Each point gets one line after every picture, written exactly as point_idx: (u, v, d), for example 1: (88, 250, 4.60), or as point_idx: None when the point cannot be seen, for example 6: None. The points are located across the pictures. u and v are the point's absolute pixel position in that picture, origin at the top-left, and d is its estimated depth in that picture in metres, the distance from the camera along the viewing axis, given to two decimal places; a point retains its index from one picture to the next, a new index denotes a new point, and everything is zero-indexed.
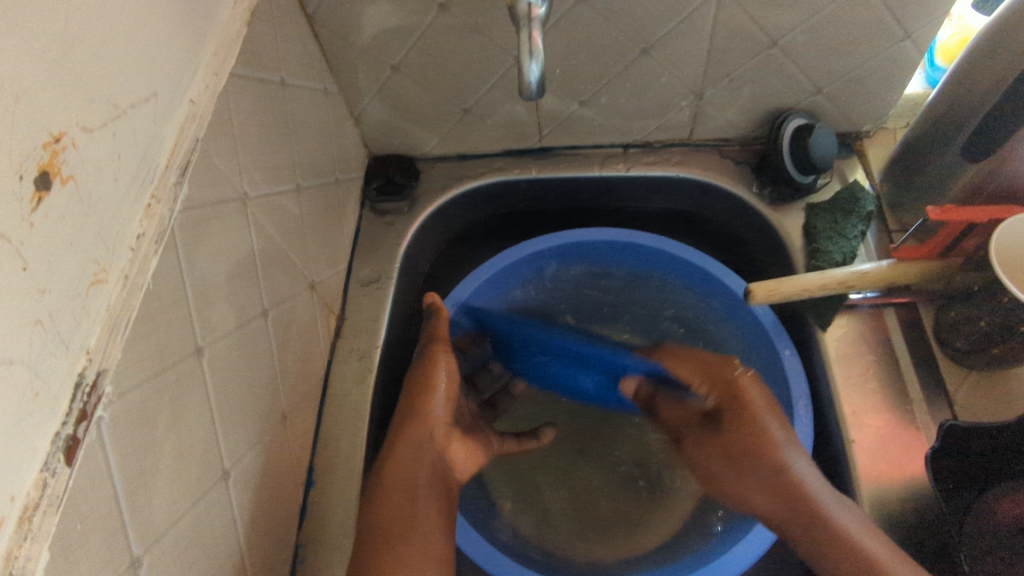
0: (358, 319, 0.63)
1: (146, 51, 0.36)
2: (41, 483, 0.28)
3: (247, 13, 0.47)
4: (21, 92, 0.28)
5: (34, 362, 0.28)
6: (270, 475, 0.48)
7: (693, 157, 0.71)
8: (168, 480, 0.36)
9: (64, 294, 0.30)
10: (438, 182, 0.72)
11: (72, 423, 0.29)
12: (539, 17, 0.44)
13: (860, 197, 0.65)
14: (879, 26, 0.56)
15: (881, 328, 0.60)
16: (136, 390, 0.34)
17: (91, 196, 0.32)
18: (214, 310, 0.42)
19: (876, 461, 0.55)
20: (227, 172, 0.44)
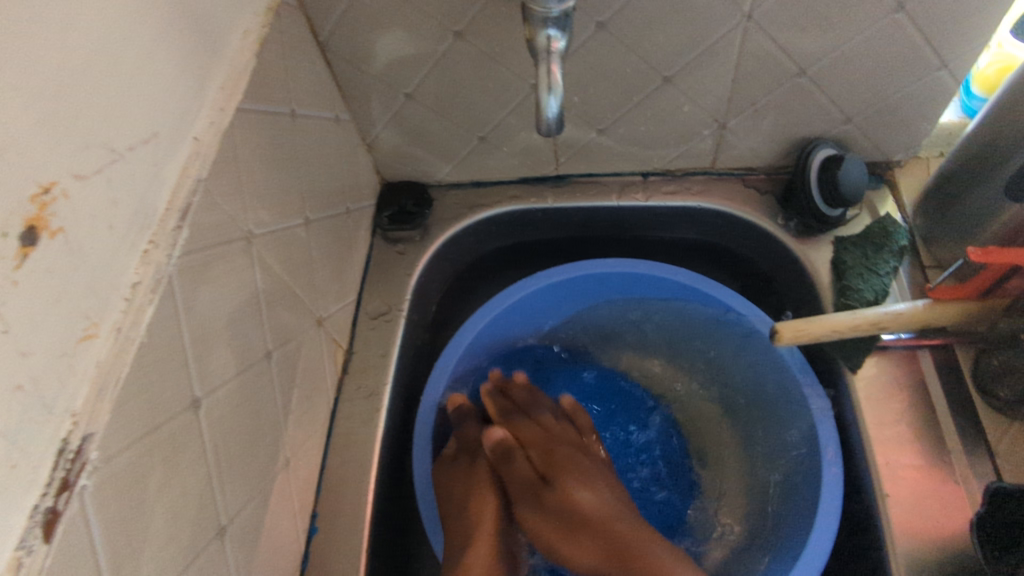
0: (366, 354, 0.61)
1: (147, 90, 0.35)
2: (15, 564, 0.26)
3: (257, 44, 0.45)
4: (7, 141, 0.26)
5: (12, 432, 0.26)
6: (270, 526, 0.46)
7: (716, 186, 0.69)
8: (158, 544, 0.34)
9: (50, 354, 0.28)
10: (451, 210, 0.70)
11: (52, 495, 0.28)
12: (558, 50, 0.42)
13: (892, 230, 0.63)
14: (914, 55, 0.54)
15: (915, 371, 0.57)
16: (126, 452, 0.32)
17: (82, 246, 0.30)
18: (214, 357, 0.40)
19: (912, 516, 0.52)
20: (231, 210, 0.42)
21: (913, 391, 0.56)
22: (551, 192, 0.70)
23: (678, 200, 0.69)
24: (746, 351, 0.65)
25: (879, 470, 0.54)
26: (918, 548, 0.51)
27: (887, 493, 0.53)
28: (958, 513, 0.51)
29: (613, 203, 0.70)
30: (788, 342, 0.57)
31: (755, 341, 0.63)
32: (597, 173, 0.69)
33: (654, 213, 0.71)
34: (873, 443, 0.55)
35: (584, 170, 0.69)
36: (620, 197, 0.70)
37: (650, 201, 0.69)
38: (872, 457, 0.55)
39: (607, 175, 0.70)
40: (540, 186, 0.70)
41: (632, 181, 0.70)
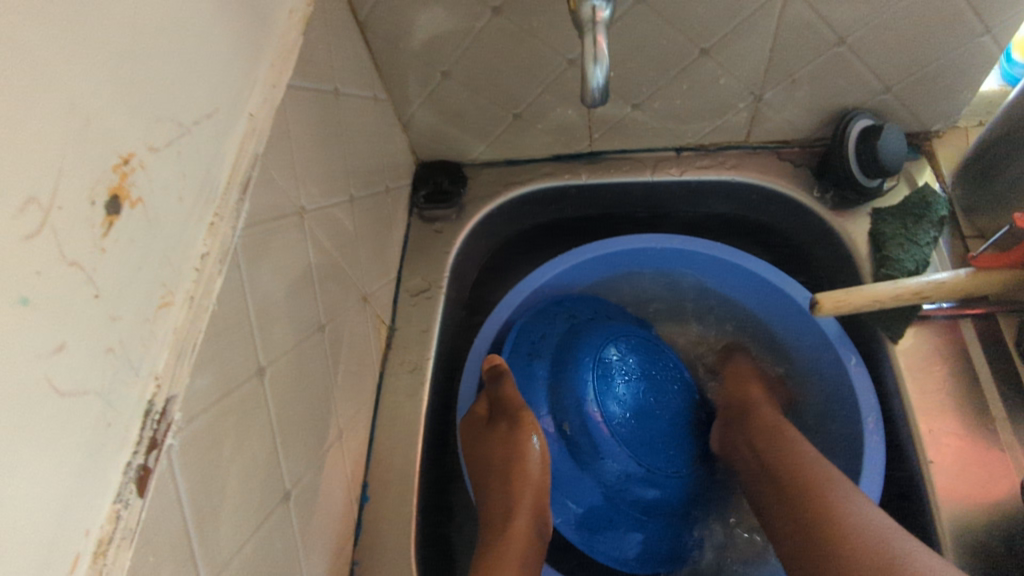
0: (408, 330, 0.62)
1: (209, 67, 0.36)
2: (114, 516, 0.27)
3: (302, 22, 0.45)
4: (91, 114, 0.27)
5: (106, 391, 0.27)
6: (326, 494, 0.47)
7: (751, 160, 0.69)
8: (234, 503, 0.35)
9: (135, 320, 0.29)
10: (486, 189, 0.71)
11: (143, 453, 0.29)
12: (603, 20, 0.42)
13: (931, 200, 0.62)
14: (956, 20, 0.53)
15: (957, 339, 0.56)
16: (203, 416, 0.33)
17: (158, 217, 0.31)
18: (275, 327, 0.41)
19: (956, 481, 0.52)
20: (286, 186, 0.43)
21: (956, 360, 0.56)
22: (585, 169, 0.70)
23: (712, 174, 0.69)
24: (784, 321, 0.65)
25: (922, 438, 0.54)
26: (963, 512, 0.51)
27: (931, 460, 0.53)
28: (1005, 478, 0.51)
29: (647, 178, 0.70)
30: (829, 312, 0.57)
31: (793, 312, 0.63)
32: (630, 148, 0.70)
33: (689, 188, 0.71)
34: (917, 412, 0.55)
35: (617, 146, 0.69)
36: (653, 173, 0.70)
37: (684, 176, 0.69)
38: (914, 425, 0.55)
39: (641, 151, 0.70)
40: (573, 163, 0.71)
41: (665, 156, 0.70)
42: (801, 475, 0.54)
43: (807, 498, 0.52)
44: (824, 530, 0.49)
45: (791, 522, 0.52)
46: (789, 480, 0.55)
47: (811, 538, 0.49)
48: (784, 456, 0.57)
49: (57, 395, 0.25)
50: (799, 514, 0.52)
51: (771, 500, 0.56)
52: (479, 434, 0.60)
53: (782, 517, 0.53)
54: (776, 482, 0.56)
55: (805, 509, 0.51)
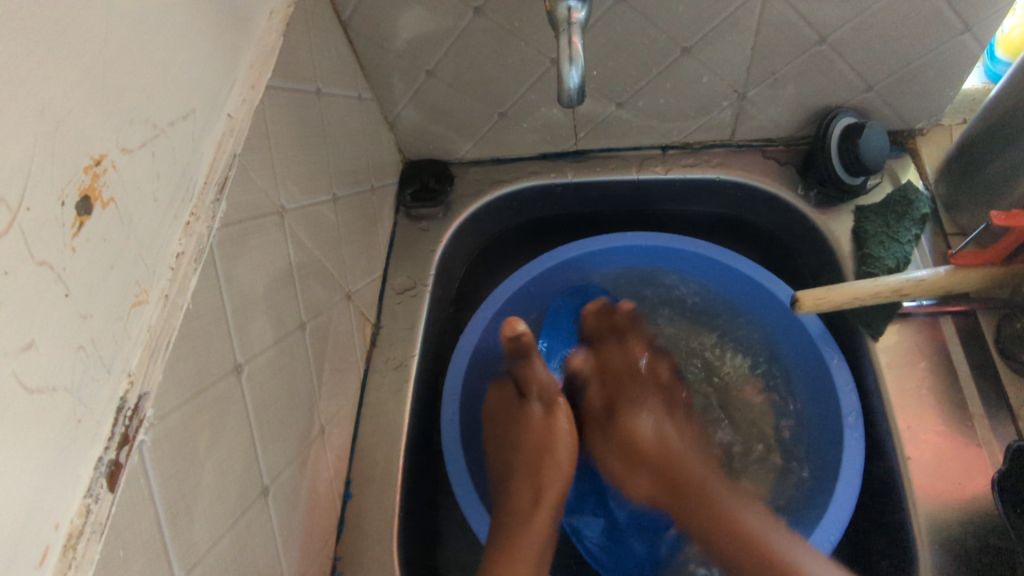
0: (394, 328, 0.63)
1: (185, 69, 0.36)
2: (85, 510, 0.28)
3: (283, 24, 0.46)
4: (61, 116, 0.28)
5: (77, 387, 0.28)
6: (307, 490, 0.48)
7: (735, 158, 0.69)
8: (210, 497, 0.36)
9: (106, 318, 0.30)
10: (473, 187, 0.71)
11: (114, 448, 0.30)
12: (578, 21, 0.43)
13: (913, 198, 0.63)
14: (936, 18, 0.53)
15: (937, 337, 0.57)
16: (177, 412, 0.34)
17: (131, 217, 0.32)
18: (254, 325, 0.41)
19: (933, 479, 0.52)
20: (265, 186, 0.44)
21: (936, 358, 0.56)
22: (571, 167, 0.71)
23: (697, 172, 0.69)
24: (768, 319, 0.66)
25: (901, 435, 0.55)
26: (940, 509, 0.51)
27: (909, 456, 0.54)
28: (980, 473, 0.52)
29: (633, 176, 0.70)
30: (811, 309, 0.58)
31: (776, 310, 0.63)
32: (616, 147, 0.70)
33: (675, 186, 0.71)
34: (896, 410, 0.56)
35: (603, 145, 0.70)
36: (639, 171, 0.70)
37: (669, 174, 0.70)
38: (894, 422, 0.55)
39: (627, 149, 0.70)
40: (559, 161, 0.71)
41: (651, 155, 0.70)
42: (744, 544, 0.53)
43: (760, 561, 0.51)
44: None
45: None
46: (733, 548, 0.53)
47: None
48: (691, 483, 0.59)
49: (25, 391, 0.25)
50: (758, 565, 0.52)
51: (728, 557, 0.54)
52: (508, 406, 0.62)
53: (730, 555, 0.54)
54: (689, 520, 0.57)
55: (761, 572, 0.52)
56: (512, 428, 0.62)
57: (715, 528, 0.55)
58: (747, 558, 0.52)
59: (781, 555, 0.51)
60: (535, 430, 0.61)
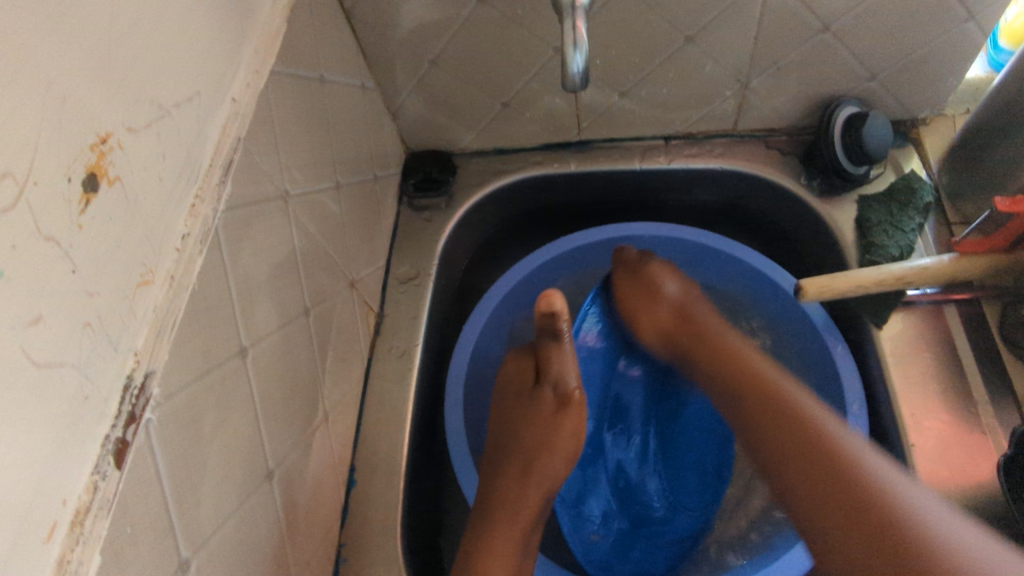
0: (397, 317, 0.63)
1: (190, 51, 0.36)
2: (92, 486, 0.28)
3: (287, 8, 0.46)
4: (68, 93, 0.27)
5: (84, 365, 0.28)
6: (312, 475, 0.48)
7: (738, 148, 0.69)
8: (216, 478, 0.36)
9: (113, 297, 0.30)
10: (476, 178, 0.71)
11: (121, 426, 0.29)
12: (583, 6, 0.43)
13: (917, 187, 0.63)
14: (940, 5, 0.53)
15: (941, 325, 0.57)
16: (183, 392, 0.34)
17: (136, 196, 0.32)
18: (258, 309, 0.41)
19: (938, 466, 0.52)
20: (269, 170, 0.44)
21: (939, 345, 0.56)
22: (574, 157, 0.71)
23: (700, 162, 0.69)
24: (770, 308, 0.66)
25: (905, 423, 0.54)
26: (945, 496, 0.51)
27: (913, 443, 0.53)
28: (984, 460, 0.52)
29: (636, 167, 0.70)
30: (814, 297, 0.58)
31: (779, 299, 0.63)
32: (618, 137, 0.70)
33: (677, 176, 0.71)
34: (900, 398, 0.55)
35: (605, 135, 0.69)
36: (641, 161, 0.70)
37: (672, 164, 0.70)
38: (897, 410, 0.55)
39: (629, 139, 0.70)
40: (562, 152, 0.71)
41: (653, 145, 0.70)
42: (794, 434, 0.44)
43: (847, 493, 0.39)
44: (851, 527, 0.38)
45: (820, 512, 0.40)
46: (811, 489, 0.41)
47: (873, 556, 0.36)
48: (750, 403, 0.48)
49: (33, 366, 0.25)
50: (844, 504, 0.39)
51: (790, 492, 0.42)
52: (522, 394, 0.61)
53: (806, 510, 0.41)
54: (758, 442, 0.46)
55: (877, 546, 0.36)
56: (518, 419, 0.60)
57: (791, 446, 0.43)
58: (811, 445, 0.42)
59: (846, 454, 0.41)
60: (538, 422, 0.59)
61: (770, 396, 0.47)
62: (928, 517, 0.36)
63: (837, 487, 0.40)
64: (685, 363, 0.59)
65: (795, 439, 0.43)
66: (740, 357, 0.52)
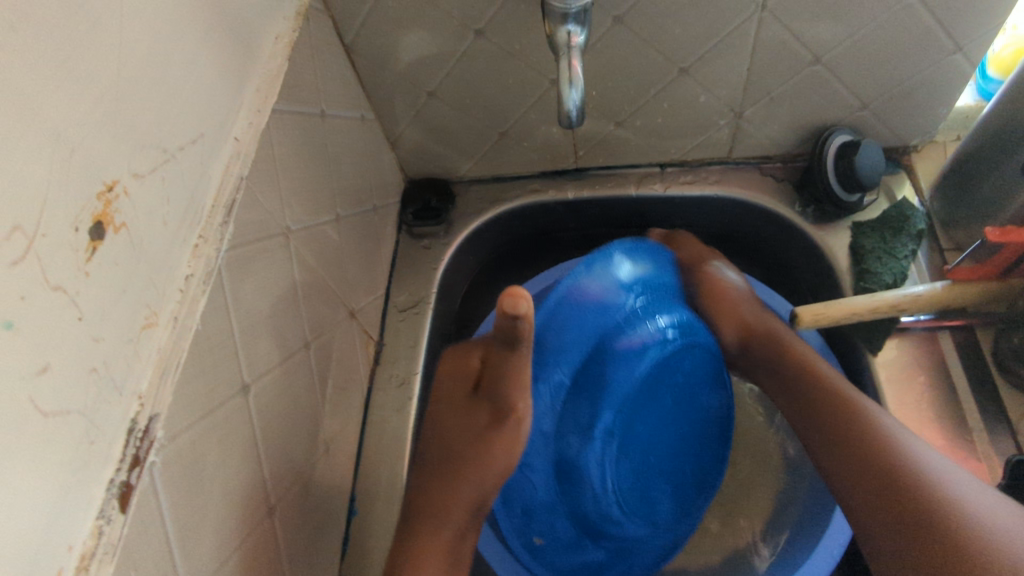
0: (396, 345, 0.63)
1: (194, 94, 0.37)
2: (97, 531, 0.28)
3: (288, 48, 0.47)
4: (76, 144, 0.28)
5: (90, 410, 0.28)
6: (312, 507, 0.48)
7: (733, 175, 0.70)
8: (218, 516, 0.36)
9: (117, 341, 0.30)
10: (475, 205, 0.72)
11: (125, 469, 0.30)
12: (578, 44, 0.44)
13: (910, 214, 0.63)
14: (928, 38, 0.54)
15: (936, 351, 0.57)
16: (187, 432, 0.34)
17: (142, 240, 0.32)
18: (260, 345, 0.42)
19: None
20: (271, 208, 0.45)
21: (933, 371, 0.57)
22: (571, 185, 0.72)
23: (695, 189, 0.70)
24: None
25: None
26: None
27: None
28: None
29: (632, 194, 0.71)
30: (810, 324, 0.58)
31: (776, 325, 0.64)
32: (614, 165, 0.71)
33: (673, 203, 0.72)
34: (896, 423, 0.56)
35: (602, 162, 0.70)
36: (637, 189, 0.71)
37: (668, 192, 0.71)
38: None
39: (626, 167, 0.71)
40: (559, 180, 0.72)
41: (649, 173, 0.71)
42: (878, 469, 0.49)
43: (882, 479, 0.49)
44: (908, 512, 0.47)
45: (850, 473, 0.51)
46: (879, 503, 0.48)
47: (886, 510, 0.48)
48: (858, 429, 0.51)
49: (40, 415, 0.26)
50: (912, 526, 0.46)
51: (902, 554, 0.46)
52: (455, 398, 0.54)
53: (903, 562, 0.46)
54: (836, 453, 0.52)
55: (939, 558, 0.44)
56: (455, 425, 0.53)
57: (829, 422, 0.53)
58: (891, 494, 0.48)
59: (908, 455, 0.49)
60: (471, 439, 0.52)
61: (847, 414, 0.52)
62: (958, 485, 0.46)
63: (914, 522, 0.46)
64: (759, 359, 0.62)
65: (873, 470, 0.49)
66: (804, 365, 0.58)
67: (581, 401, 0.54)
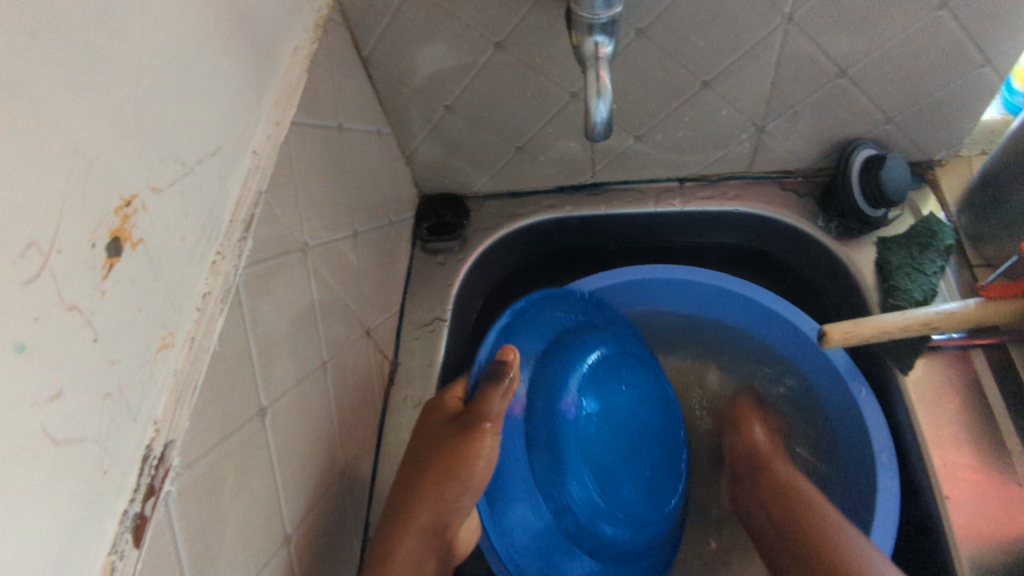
0: (412, 364, 0.62)
1: (213, 105, 0.36)
2: (109, 568, 0.26)
3: (307, 60, 0.46)
4: (95, 156, 0.27)
5: (103, 437, 0.27)
6: (329, 534, 0.46)
7: (754, 190, 0.68)
8: (234, 548, 0.34)
9: (134, 363, 0.29)
10: (490, 221, 0.70)
11: (140, 500, 0.28)
12: (606, 56, 0.43)
13: (938, 230, 0.62)
14: (957, 52, 0.53)
15: (969, 370, 0.55)
16: (203, 459, 0.32)
17: (159, 256, 0.31)
18: (277, 366, 0.40)
19: (975, 520, 0.50)
20: (290, 223, 0.43)
21: (968, 390, 0.55)
22: (588, 200, 0.70)
23: (715, 205, 0.69)
24: (792, 353, 0.64)
25: (937, 475, 0.53)
26: (985, 552, 0.49)
27: (947, 496, 0.52)
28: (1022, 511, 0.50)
29: (651, 209, 0.70)
30: (838, 342, 0.57)
31: (802, 344, 0.62)
32: (633, 180, 0.69)
33: (692, 218, 0.71)
34: (930, 446, 0.54)
35: (620, 177, 0.69)
36: (656, 204, 0.70)
37: (687, 207, 0.69)
38: (929, 460, 0.54)
39: (644, 182, 0.70)
40: (576, 195, 0.71)
41: (668, 187, 0.70)
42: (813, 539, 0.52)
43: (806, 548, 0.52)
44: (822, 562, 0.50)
45: (798, 535, 0.54)
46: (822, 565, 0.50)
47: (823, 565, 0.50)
48: (801, 511, 0.55)
49: (51, 444, 0.24)
50: (816, 556, 0.51)
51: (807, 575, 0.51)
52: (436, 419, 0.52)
53: None
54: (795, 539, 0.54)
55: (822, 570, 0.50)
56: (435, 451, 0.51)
57: (800, 547, 0.53)
58: None
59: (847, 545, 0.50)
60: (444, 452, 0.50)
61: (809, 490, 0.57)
62: None
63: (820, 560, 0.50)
64: (748, 502, 0.61)
65: None
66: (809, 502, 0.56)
67: (546, 434, 0.60)
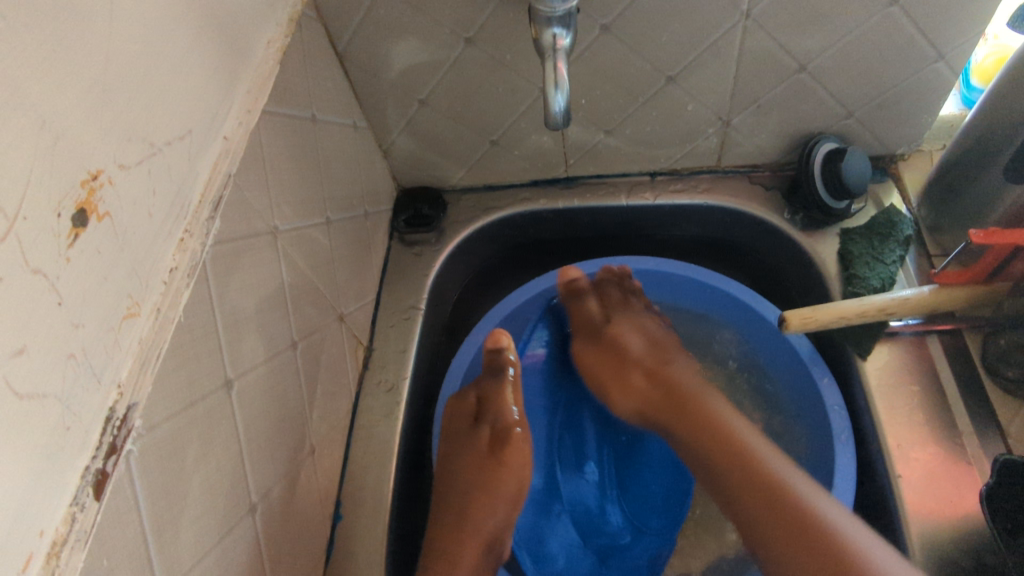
0: (386, 351, 0.63)
1: (184, 90, 0.38)
2: (70, 517, 0.28)
3: (280, 52, 0.48)
4: (61, 132, 0.29)
5: (66, 396, 0.28)
6: (298, 508, 0.48)
7: (722, 183, 0.70)
8: (197, 513, 0.36)
9: (98, 329, 0.30)
10: (466, 213, 0.72)
11: (101, 457, 0.30)
12: (564, 48, 0.45)
13: (897, 220, 0.64)
14: (911, 47, 0.55)
15: (925, 355, 0.57)
16: (165, 424, 0.34)
17: (125, 230, 0.32)
18: (245, 341, 0.42)
19: (924, 496, 0.52)
20: (260, 207, 0.45)
21: (922, 373, 0.57)
22: (562, 194, 0.72)
23: (685, 198, 0.71)
24: (758, 341, 0.67)
25: (891, 452, 0.54)
26: (932, 528, 0.51)
27: (899, 474, 0.53)
28: (971, 491, 0.51)
29: (623, 203, 0.72)
30: (797, 329, 0.58)
31: (767, 331, 0.65)
32: (605, 174, 0.71)
33: (663, 212, 0.73)
34: (885, 426, 0.55)
35: (593, 171, 0.71)
36: (628, 198, 0.72)
37: (658, 201, 0.71)
38: (884, 439, 0.55)
39: (616, 176, 0.72)
40: (550, 188, 0.73)
41: (640, 182, 0.72)
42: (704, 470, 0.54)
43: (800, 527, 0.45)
44: (778, 502, 0.46)
45: (732, 473, 0.50)
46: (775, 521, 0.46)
47: (779, 521, 0.46)
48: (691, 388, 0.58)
49: (16, 398, 0.26)
50: (795, 534, 0.45)
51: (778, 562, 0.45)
52: (459, 433, 0.60)
53: (765, 537, 0.46)
54: (726, 469, 0.50)
55: (823, 561, 0.42)
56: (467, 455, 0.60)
57: (751, 489, 0.48)
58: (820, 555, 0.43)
59: (759, 458, 0.50)
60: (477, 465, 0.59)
61: (627, 390, 0.62)
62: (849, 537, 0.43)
63: (787, 512, 0.46)
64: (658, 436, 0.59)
65: (821, 551, 0.43)
66: (721, 422, 0.53)
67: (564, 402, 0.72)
